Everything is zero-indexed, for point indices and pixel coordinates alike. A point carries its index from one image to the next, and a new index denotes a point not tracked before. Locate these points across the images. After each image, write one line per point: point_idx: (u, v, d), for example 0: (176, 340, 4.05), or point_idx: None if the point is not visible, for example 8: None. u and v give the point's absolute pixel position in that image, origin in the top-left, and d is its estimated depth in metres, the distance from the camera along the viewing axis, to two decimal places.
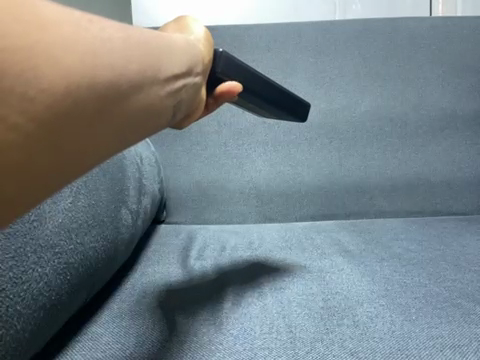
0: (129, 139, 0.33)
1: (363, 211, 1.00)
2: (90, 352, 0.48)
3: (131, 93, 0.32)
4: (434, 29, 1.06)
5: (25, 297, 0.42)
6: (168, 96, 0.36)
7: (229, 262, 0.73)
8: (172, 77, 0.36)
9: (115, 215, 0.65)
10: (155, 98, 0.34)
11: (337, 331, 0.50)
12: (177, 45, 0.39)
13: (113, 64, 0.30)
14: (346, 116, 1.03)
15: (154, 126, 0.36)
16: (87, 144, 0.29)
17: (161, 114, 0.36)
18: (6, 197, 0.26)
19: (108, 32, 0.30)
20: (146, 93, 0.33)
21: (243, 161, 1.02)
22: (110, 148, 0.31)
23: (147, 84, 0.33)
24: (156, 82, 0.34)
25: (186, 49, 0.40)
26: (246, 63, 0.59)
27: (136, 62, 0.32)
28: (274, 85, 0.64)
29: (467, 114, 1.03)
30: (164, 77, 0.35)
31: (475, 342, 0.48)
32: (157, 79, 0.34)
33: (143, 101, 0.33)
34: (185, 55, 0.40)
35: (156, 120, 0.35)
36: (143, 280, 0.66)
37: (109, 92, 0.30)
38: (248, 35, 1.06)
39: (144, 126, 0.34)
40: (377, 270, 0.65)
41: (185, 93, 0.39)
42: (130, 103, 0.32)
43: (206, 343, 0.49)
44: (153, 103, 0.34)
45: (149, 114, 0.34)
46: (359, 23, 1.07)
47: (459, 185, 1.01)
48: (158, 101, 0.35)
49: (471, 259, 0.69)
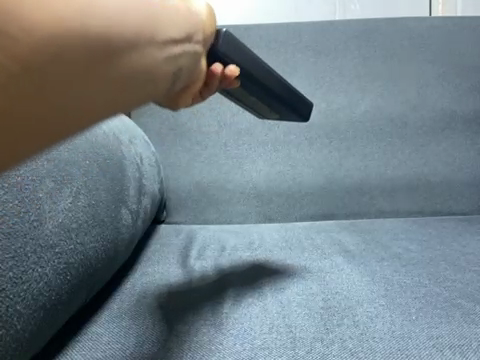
0: (121, 107, 0.27)
1: (363, 212, 1.00)
2: (90, 352, 0.49)
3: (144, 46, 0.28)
4: (434, 29, 1.06)
5: (25, 297, 0.42)
6: (171, 62, 0.31)
7: (229, 262, 0.73)
8: (176, 39, 0.31)
9: (115, 215, 0.65)
10: (171, 56, 0.30)
11: (337, 331, 0.50)
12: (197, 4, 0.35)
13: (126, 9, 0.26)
14: (346, 116, 1.03)
15: (166, 89, 0.32)
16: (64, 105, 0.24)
17: (160, 82, 0.30)
18: None
19: None
20: (143, 54, 0.28)
21: (243, 161, 1.02)
22: (118, 107, 0.27)
23: (144, 44, 0.28)
24: (155, 42, 0.29)
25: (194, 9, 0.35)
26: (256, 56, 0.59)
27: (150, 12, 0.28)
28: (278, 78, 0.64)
29: (467, 114, 1.03)
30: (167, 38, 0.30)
31: (475, 342, 0.48)
32: (156, 39, 0.29)
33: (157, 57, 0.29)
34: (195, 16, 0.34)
35: (170, 82, 0.32)
36: (144, 280, 0.66)
37: (117, 42, 0.25)
38: (248, 35, 1.06)
39: (140, 93, 0.28)
40: (376, 270, 0.65)
41: (191, 63, 0.34)
42: (141, 58, 0.28)
43: (206, 343, 0.49)
44: (169, 62, 0.30)
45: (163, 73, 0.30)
46: (359, 23, 1.07)
47: (459, 185, 1.01)
48: (158, 65, 0.29)
49: (471, 259, 0.69)
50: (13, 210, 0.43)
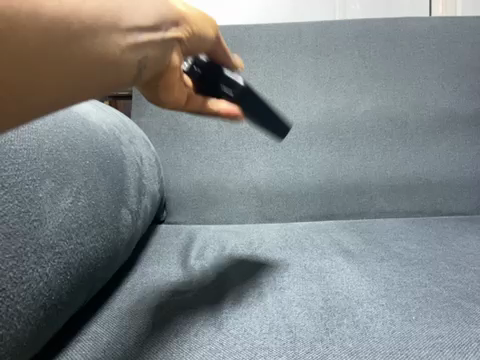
0: (88, 83, 0.34)
1: (363, 212, 1.00)
2: (90, 352, 0.49)
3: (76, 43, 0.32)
4: (434, 29, 1.07)
5: (25, 297, 0.42)
6: (134, 49, 0.37)
7: (229, 262, 0.73)
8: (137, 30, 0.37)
9: (115, 216, 0.65)
10: (108, 47, 0.34)
11: (337, 331, 0.50)
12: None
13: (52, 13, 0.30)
14: (346, 116, 1.03)
15: (121, 74, 0.37)
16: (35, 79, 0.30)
17: (123, 65, 0.36)
18: None
19: None
20: (104, 40, 0.34)
21: (243, 161, 1.02)
22: (83, 83, 0.33)
23: (103, 32, 0.34)
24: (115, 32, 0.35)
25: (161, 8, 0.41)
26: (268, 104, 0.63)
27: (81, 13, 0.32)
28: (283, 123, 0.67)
29: (467, 114, 1.03)
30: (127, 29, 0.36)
31: (475, 342, 0.48)
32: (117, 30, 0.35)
33: (92, 54, 0.33)
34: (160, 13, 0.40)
35: (114, 74, 0.36)
36: (144, 280, 0.67)
37: (56, 29, 0.31)
38: (248, 35, 1.06)
39: (104, 73, 0.35)
40: (376, 270, 0.65)
41: (157, 52, 0.40)
42: (85, 44, 0.33)
43: (206, 343, 0.49)
44: (106, 53, 0.34)
45: (100, 65, 0.34)
46: (358, 23, 1.07)
47: (459, 185, 1.01)
48: (119, 51, 0.35)
49: (471, 259, 0.69)
50: (14, 210, 0.44)
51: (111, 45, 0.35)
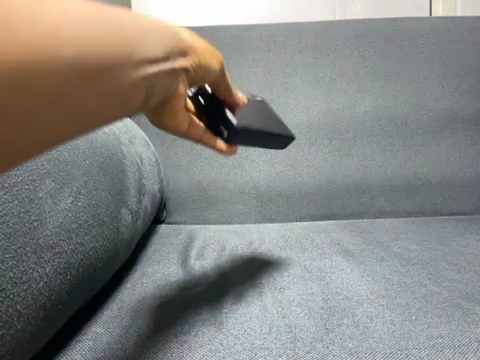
0: (100, 116, 0.34)
1: (363, 212, 1.00)
2: (90, 352, 0.49)
3: (100, 75, 0.32)
4: (434, 29, 1.06)
5: (25, 297, 0.42)
6: (141, 81, 0.37)
7: (229, 262, 0.73)
8: (145, 62, 0.37)
9: (115, 215, 0.65)
10: (119, 82, 0.35)
11: (337, 331, 0.50)
12: (153, 30, 0.39)
13: (81, 45, 0.30)
14: (346, 116, 1.03)
15: (127, 104, 0.37)
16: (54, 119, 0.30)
17: (129, 96, 0.37)
18: None
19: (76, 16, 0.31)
20: (117, 76, 0.34)
21: (243, 161, 1.02)
22: (94, 119, 0.33)
23: (116, 68, 0.34)
24: (127, 66, 0.35)
25: (167, 38, 0.41)
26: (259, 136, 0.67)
27: (105, 45, 0.33)
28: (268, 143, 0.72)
29: (467, 114, 1.03)
30: (136, 62, 0.36)
31: (475, 342, 0.48)
32: (127, 63, 0.35)
33: (110, 85, 0.34)
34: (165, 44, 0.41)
35: (123, 104, 0.36)
36: (144, 280, 0.67)
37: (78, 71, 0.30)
38: (248, 35, 1.06)
39: (113, 106, 0.35)
40: (376, 270, 0.65)
41: (162, 81, 0.41)
42: (102, 83, 0.33)
43: (206, 343, 0.49)
44: (116, 89, 0.34)
45: (114, 97, 0.35)
46: (358, 23, 1.07)
47: (459, 185, 1.01)
48: (128, 85, 0.36)
49: (471, 259, 0.69)
50: (14, 210, 0.44)
51: (121, 80, 0.35)
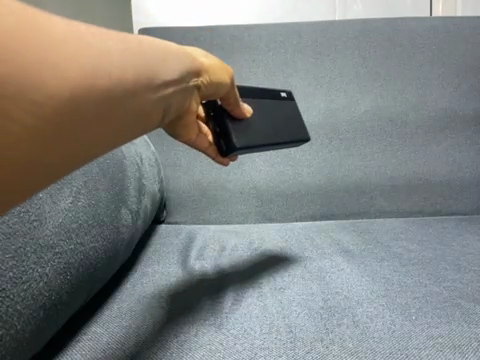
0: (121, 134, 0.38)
1: (363, 211, 1.00)
2: (90, 352, 0.49)
3: (125, 98, 0.37)
4: (434, 29, 1.07)
5: (25, 297, 0.42)
6: (158, 101, 0.42)
7: (229, 262, 0.73)
8: (162, 85, 0.42)
9: (115, 215, 0.65)
10: (141, 104, 0.39)
11: (337, 331, 0.50)
12: (168, 56, 0.44)
13: (112, 73, 0.35)
14: (345, 116, 1.03)
15: (146, 122, 0.42)
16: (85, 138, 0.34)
17: (148, 115, 0.41)
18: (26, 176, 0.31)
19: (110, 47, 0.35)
20: (139, 99, 0.39)
21: (243, 161, 1.02)
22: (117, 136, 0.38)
23: (140, 93, 0.39)
24: (148, 90, 0.40)
25: (179, 62, 0.46)
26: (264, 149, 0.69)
27: (131, 72, 0.37)
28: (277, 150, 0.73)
29: (467, 114, 1.03)
30: (156, 86, 0.41)
31: (475, 342, 0.48)
32: (149, 88, 0.40)
33: (133, 106, 0.38)
34: (178, 68, 0.46)
35: (143, 121, 0.41)
36: (143, 280, 0.67)
37: (109, 97, 0.35)
38: (248, 35, 1.06)
39: (134, 124, 0.40)
40: (376, 270, 0.65)
41: (173, 100, 0.46)
42: (125, 106, 0.37)
43: (205, 343, 0.49)
44: (138, 110, 0.39)
45: (136, 116, 0.39)
46: (357, 23, 1.08)
47: (459, 185, 1.01)
48: (148, 106, 0.40)
49: (471, 260, 0.69)
50: (13, 210, 0.44)
51: (143, 102, 0.39)
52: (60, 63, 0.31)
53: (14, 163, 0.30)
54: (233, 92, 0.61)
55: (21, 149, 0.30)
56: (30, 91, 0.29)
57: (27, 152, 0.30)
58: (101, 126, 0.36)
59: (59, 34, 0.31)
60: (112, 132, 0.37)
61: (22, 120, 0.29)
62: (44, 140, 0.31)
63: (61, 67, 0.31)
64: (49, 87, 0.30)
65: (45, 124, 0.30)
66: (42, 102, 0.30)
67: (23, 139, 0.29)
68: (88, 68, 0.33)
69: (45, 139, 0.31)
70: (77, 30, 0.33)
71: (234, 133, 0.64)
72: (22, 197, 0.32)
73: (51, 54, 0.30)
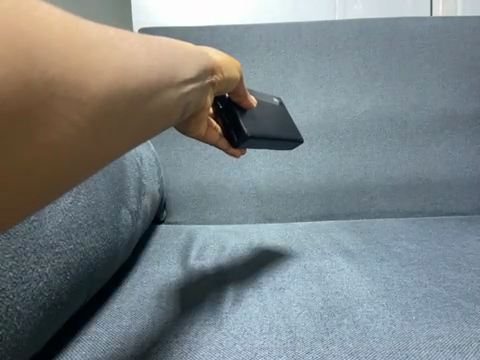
0: (148, 131, 0.39)
1: (363, 211, 1.00)
2: (90, 352, 0.49)
3: (153, 96, 0.38)
4: (434, 29, 1.06)
5: (25, 297, 0.42)
6: (182, 98, 0.43)
7: (229, 262, 0.73)
8: (185, 82, 0.43)
9: (115, 215, 0.65)
10: (167, 102, 0.40)
11: (337, 332, 0.50)
12: (188, 55, 0.45)
13: (141, 72, 0.36)
14: (345, 116, 1.03)
15: (170, 119, 0.43)
16: (116, 135, 0.35)
17: (173, 112, 0.42)
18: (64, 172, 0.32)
19: (135, 47, 0.36)
20: (164, 97, 0.40)
21: (243, 162, 1.02)
22: (145, 133, 0.39)
23: (164, 90, 0.40)
24: (172, 87, 0.41)
25: (198, 60, 0.47)
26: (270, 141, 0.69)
27: (157, 71, 0.38)
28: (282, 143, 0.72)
29: (467, 114, 1.03)
30: (179, 83, 0.42)
31: (475, 342, 0.48)
32: (173, 85, 0.41)
33: (161, 103, 0.39)
34: (198, 65, 0.47)
35: (169, 118, 0.42)
36: (144, 280, 0.67)
37: (137, 95, 0.36)
38: (248, 35, 1.06)
39: (160, 122, 0.41)
40: (376, 270, 0.65)
41: (195, 97, 0.47)
42: (152, 104, 0.38)
43: (206, 343, 0.49)
44: (164, 107, 0.40)
45: (163, 114, 0.40)
46: (357, 23, 1.08)
47: (459, 185, 1.01)
48: (173, 103, 0.41)
49: (471, 259, 0.69)
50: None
51: (169, 100, 0.40)
52: (94, 64, 0.32)
53: (55, 160, 0.31)
54: (242, 85, 0.62)
55: (61, 148, 0.31)
56: (66, 92, 0.31)
57: (66, 151, 0.32)
58: (132, 123, 0.37)
59: (92, 37, 0.33)
60: (143, 129, 0.38)
61: (59, 121, 0.31)
62: (82, 139, 0.32)
63: (95, 68, 0.32)
64: (84, 88, 0.32)
65: (81, 123, 0.32)
66: (80, 102, 0.31)
67: (62, 139, 0.31)
68: (120, 68, 0.34)
69: (83, 137, 0.32)
70: (106, 33, 0.34)
71: (243, 122, 0.64)
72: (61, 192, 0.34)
73: (86, 57, 0.32)
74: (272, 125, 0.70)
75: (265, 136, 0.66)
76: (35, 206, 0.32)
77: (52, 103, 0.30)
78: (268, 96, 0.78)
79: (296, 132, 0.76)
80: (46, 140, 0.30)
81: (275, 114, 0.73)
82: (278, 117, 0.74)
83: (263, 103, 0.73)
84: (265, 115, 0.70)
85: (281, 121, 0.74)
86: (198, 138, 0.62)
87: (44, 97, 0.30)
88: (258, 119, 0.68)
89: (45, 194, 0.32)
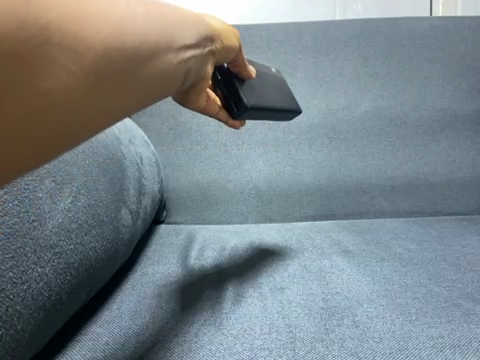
0: (147, 94, 0.41)
1: (363, 211, 1.00)
2: (90, 352, 0.49)
3: (149, 59, 0.39)
4: (433, 30, 1.07)
5: (25, 298, 0.42)
6: (180, 63, 0.44)
7: (229, 262, 0.73)
8: (182, 47, 0.44)
9: (115, 216, 0.65)
10: (163, 65, 0.42)
11: (337, 332, 0.50)
12: (188, 20, 0.46)
13: (137, 32, 0.38)
14: (345, 116, 1.03)
15: (169, 84, 0.44)
16: (115, 94, 0.37)
17: (171, 77, 0.44)
18: (65, 127, 0.34)
19: (132, 9, 0.38)
20: (160, 59, 0.41)
21: (243, 161, 1.02)
22: (144, 95, 0.41)
23: (160, 53, 0.41)
24: (169, 51, 0.42)
25: (198, 26, 0.48)
26: (270, 113, 0.69)
27: (154, 32, 0.40)
28: (282, 115, 0.73)
29: (467, 114, 1.03)
30: (176, 48, 0.43)
31: (475, 342, 0.48)
32: (169, 49, 0.42)
33: (158, 65, 0.41)
34: (197, 30, 0.47)
35: (168, 83, 0.44)
36: (144, 280, 0.67)
37: (133, 56, 0.37)
38: (248, 35, 1.06)
39: (158, 85, 0.42)
40: (376, 270, 0.65)
41: (194, 65, 0.48)
42: (149, 65, 0.40)
43: (206, 343, 0.49)
44: (160, 70, 0.41)
45: (161, 78, 0.42)
46: (357, 23, 1.08)
47: (459, 185, 1.01)
48: (170, 67, 0.43)
49: (471, 259, 0.69)
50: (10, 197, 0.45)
51: (165, 63, 0.42)
52: (90, 24, 0.34)
53: (57, 115, 0.33)
54: (241, 55, 0.62)
55: (62, 102, 0.33)
56: (65, 51, 0.32)
57: (66, 101, 0.33)
58: (131, 83, 0.38)
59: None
60: (142, 90, 0.40)
61: (58, 71, 0.32)
62: (81, 96, 0.34)
63: (90, 24, 0.34)
64: (81, 41, 0.33)
65: (80, 80, 0.34)
66: (77, 60, 0.33)
67: (63, 95, 0.33)
68: (115, 29, 0.36)
69: (83, 90, 0.34)
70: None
71: (243, 92, 0.64)
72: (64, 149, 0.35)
73: (79, 15, 0.33)
74: (272, 95, 0.70)
75: (266, 107, 0.66)
76: (38, 158, 0.34)
77: (51, 53, 0.32)
78: (265, 65, 0.77)
79: (296, 103, 0.75)
80: (47, 89, 0.32)
81: (274, 85, 0.73)
82: (277, 87, 0.73)
83: (261, 74, 0.72)
84: (264, 85, 0.69)
85: (282, 91, 0.74)
86: (197, 108, 0.63)
87: (42, 47, 0.31)
88: (258, 90, 0.67)
89: (48, 150, 0.34)
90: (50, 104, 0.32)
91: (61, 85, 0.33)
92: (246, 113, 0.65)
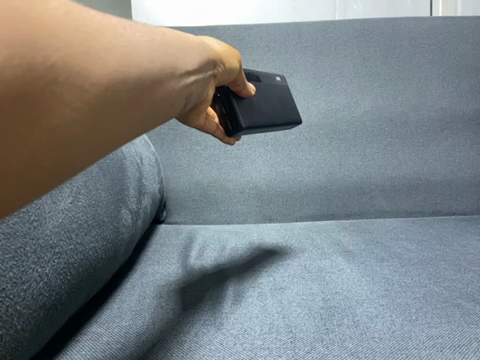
0: (149, 120, 0.40)
1: (363, 211, 1.00)
2: (90, 352, 0.49)
3: (152, 88, 0.38)
4: (433, 30, 1.07)
5: (25, 297, 0.42)
6: (182, 90, 0.43)
7: (229, 262, 0.73)
8: (185, 73, 0.43)
9: (115, 215, 0.65)
10: (166, 94, 0.41)
11: (337, 332, 0.50)
12: (190, 45, 0.46)
13: (143, 61, 0.37)
14: (346, 116, 1.03)
15: (171, 110, 0.43)
16: (118, 122, 0.36)
17: (173, 103, 0.43)
18: (66, 156, 0.33)
19: (137, 37, 0.37)
20: (164, 87, 0.40)
21: (243, 161, 1.02)
22: (145, 122, 0.40)
23: (164, 81, 0.40)
24: (172, 78, 0.41)
25: (200, 51, 0.48)
26: (268, 127, 0.69)
27: (158, 60, 0.39)
28: (279, 126, 0.72)
29: (467, 113, 1.03)
30: (179, 74, 0.42)
31: (475, 342, 0.48)
32: (173, 76, 0.41)
33: (162, 93, 0.40)
34: (199, 56, 0.47)
35: (170, 109, 0.43)
36: (144, 280, 0.67)
37: (138, 84, 0.36)
38: (248, 35, 1.06)
39: (160, 113, 0.41)
40: (376, 270, 0.65)
41: (196, 88, 0.47)
42: (153, 94, 0.39)
43: (206, 343, 0.49)
44: (164, 98, 0.40)
45: (164, 105, 0.41)
46: (357, 22, 1.08)
47: (459, 185, 1.01)
48: (173, 94, 0.42)
49: (471, 259, 0.69)
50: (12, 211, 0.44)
51: (168, 91, 0.41)
52: (98, 45, 0.33)
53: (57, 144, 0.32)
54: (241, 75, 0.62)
55: (64, 132, 0.32)
56: (72, 78, 0.32)
57: (69, 134, 0.32)
58: (133, 112, 0.37)
59: (94, 22, 0.34)
60: (145, 118, 0.39)
61: (64, 100, 0.32)
62: (83, 125, 0.33)
63: (97, 51, 0.33)
64: (88, 73, 0.32)
65: (84, 109, 0.33)
66: (83, 88, 0.32)
67: (66, 125, 0.32)
68: (124, 53, 0.35)
69: (85, 122, 0.33)
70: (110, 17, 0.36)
71: (240, 112, 0.64)
72: (63, 177, 0.34)
73: (89, 37, 0.33)
74: (271, 109, 0.70)
75: (261, 122, 0.67)
76: (39, 189, 0.33)
77: (57, 86, 0.31)
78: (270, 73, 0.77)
79: (294, 110, 0.75)
80: (50, 122, 0.31)
81: (272, 94, 0.73)
82: (277, 98, 0.73)
83: (262, 85, 0.72)
84: (263, 98, 0.70)
85: (280, 100, 0.74)
86: (197, 128, 0.63)
87: (52, 78, 0.31)
88: (255, 103, 0.67)
89: (47, 178, 0.33)
90: (52, 134, 0.31)
91: (65, 118, 0.32)
92: (241, 132, 0.65)
